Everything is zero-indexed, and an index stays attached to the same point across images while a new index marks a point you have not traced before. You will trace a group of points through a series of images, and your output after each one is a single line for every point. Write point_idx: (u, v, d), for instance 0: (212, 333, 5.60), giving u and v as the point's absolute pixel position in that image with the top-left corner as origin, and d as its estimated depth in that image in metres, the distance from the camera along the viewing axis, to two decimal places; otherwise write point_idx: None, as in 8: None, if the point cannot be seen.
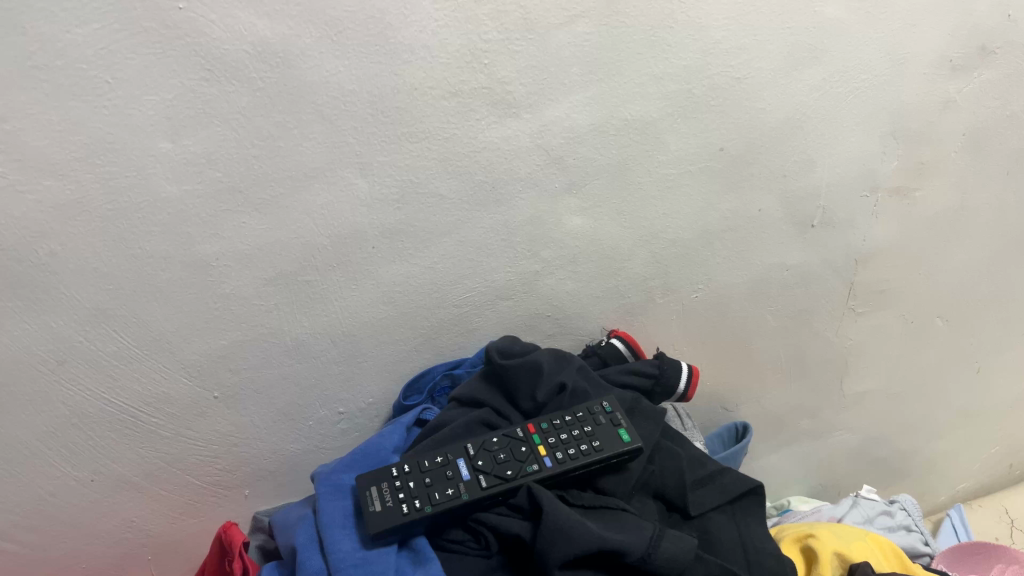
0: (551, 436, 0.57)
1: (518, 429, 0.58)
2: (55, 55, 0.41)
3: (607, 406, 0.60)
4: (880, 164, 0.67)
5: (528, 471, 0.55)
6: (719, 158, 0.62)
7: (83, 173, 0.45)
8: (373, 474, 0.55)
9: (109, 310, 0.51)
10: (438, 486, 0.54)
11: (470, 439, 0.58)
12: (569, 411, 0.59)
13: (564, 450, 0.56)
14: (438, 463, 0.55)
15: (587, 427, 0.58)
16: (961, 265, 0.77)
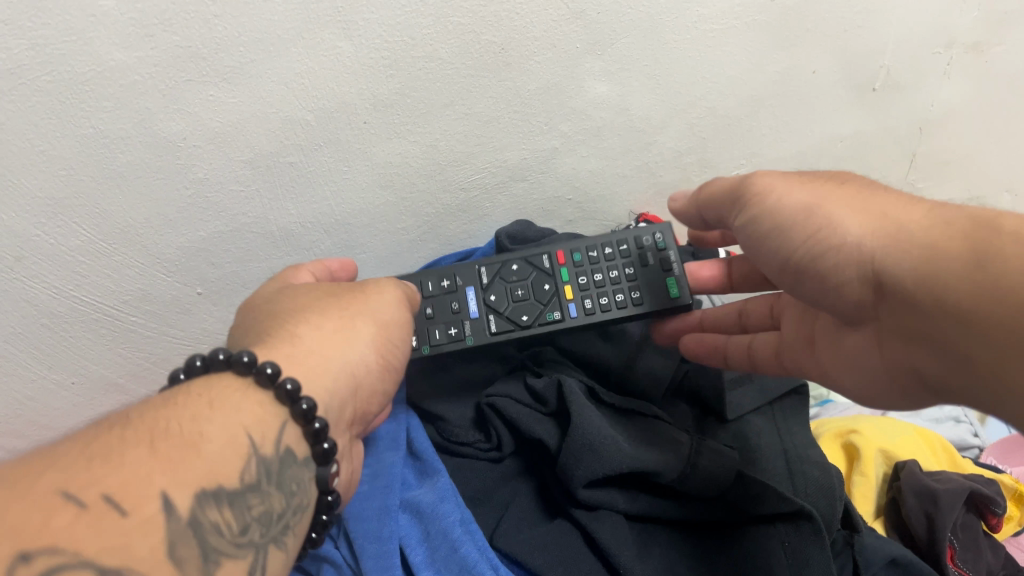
0: (580, 276, 0.54)
1: (545, 254, 0.55)
2: None
3: (660, 239, 0.55)
4: (959, 17, 0.56)
5: (545, 318, 0.53)
6: (771, 10, 0.53)
7: (11, 39, 0.38)
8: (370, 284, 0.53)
9: (66, 200, 0.45)
10: (448, 309, 0.53)
11: (489, 262, 0.54)
12: (609, 241, 0.55)
13: (593, 300, 0.54)
14: (446, 299, 0.53)
15: (627, 272, 0.54)
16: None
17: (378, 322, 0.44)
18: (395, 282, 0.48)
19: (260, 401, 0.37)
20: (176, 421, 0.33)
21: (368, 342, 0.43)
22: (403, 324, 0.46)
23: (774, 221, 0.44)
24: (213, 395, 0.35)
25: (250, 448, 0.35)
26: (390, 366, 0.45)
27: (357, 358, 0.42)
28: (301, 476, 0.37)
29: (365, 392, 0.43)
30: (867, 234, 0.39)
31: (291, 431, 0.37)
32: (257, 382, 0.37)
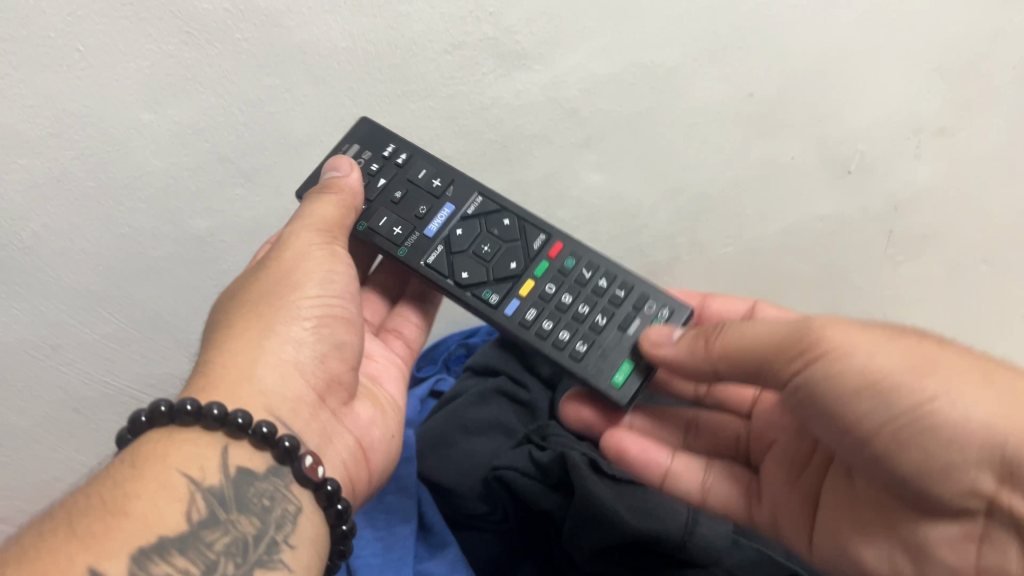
0: (547, 284, 0.46)
1: (537, 238, 0.47)
2: (20, 26, 0.38)
3: (664, 315, 0.45)
4: (924, 103, 0.61)
5: (476, 295, 0.45)
6: (748, 105, 0.58)
7: (62, 149, 0.42)
8: (369, 135, 0.47)
9: (102, 293, 0.49)
10: (423, 192, 0.48)
11: (487, 194, 0.48)
12: (604, 271, 0.47)
13: (541, 319, 0.45)
14: (424, 175, 0.48)
15: (597, 318, 0.45)
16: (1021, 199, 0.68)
17: (308, 296, 0.41)
18: (320, 200, 0.43)
19: (188, 439, 0.34)
20: (104, 492, 0.31)
21: (300, 317, 0.40)
22: (347, 284, 0.43)
23: (868, 376, 0.34)
24: (140, 451, 0.33)
25: (188, 486, 0.32)
26: (336, 319, 0.41)
27: (293, 335, 0.39)
28: (272, 486, 0.35)
29: (320, 365, 0.40)
30: (991, 412, 0.31)
31: (241, 449, 0.35)
32: (181, 424, 0.34)
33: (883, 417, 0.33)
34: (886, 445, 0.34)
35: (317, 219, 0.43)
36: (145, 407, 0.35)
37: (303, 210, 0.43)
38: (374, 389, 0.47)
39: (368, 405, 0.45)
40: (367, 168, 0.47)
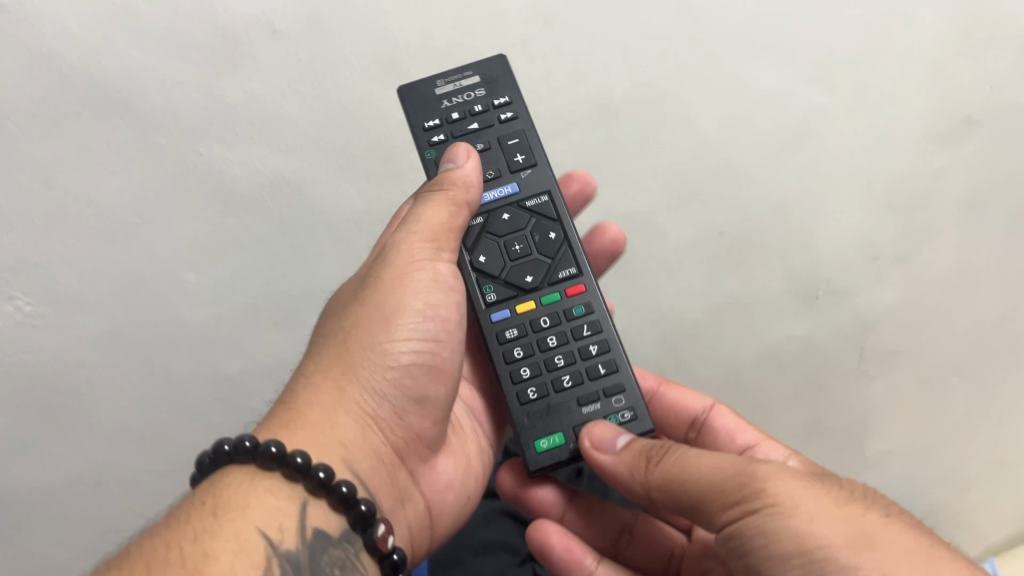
0: (543, 316, 0.41)
1: (565, 268, 0.42)
2: (86, 203, 0.47)
3: (623, 418, 0.38)
4: (881, 232, 0.64)
5: (477, 285, 0.41)
6: (720, 242, 0.63)
7: (113, 305, 0.49)
8: (488, 73, 0.45)
9: (140, 433, 0.53)
10: (503, 156, 0.43)
11: (555, 198, 0.43)
12: (604, 337, 0.40)
13: (513, 343, 0.40)
14: (510, 141, 0.44)
15: (564, 380, 0.39)
16: (983, 314, 0.67)
17: (403, 336, 0.36)
18: (435, 198, 0.39)
19: (271, 489, 0.30)
20: (175, 545, 0.26)
21: (385, 362, 0.35)
22: (445, 314, 0.37)
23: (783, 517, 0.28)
24: (219, 497, 0.29)
25: (266, 551, 0.28)
26: (429, 363, 0.36)
27: (375, 381, 0.35)
28: (344, 554, 0.30)
29: (401, 421, 0.36)
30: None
31: (319, 511, 0.30)
32: (262, 467, 0.30)
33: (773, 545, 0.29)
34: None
35: (426, 227, 0.38)
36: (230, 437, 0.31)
37: (412, 215, 0.39)
38: (462, 437, 0.42)
39: (453, 460, 0.40)
40: (470, 107, 0.44)
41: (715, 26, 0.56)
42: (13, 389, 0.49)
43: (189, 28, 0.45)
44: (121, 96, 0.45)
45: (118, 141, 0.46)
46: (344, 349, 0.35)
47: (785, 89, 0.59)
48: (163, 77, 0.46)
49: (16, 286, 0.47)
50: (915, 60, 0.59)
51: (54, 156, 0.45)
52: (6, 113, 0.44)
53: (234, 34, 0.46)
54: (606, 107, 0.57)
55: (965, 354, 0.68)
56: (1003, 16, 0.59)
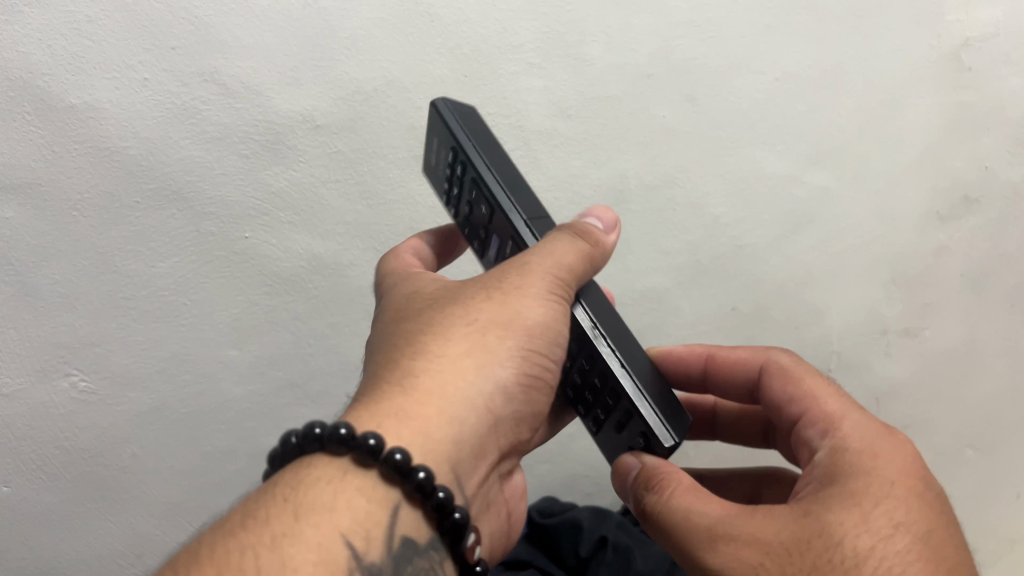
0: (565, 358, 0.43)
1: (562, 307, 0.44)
2: (141, 286, 0.51)
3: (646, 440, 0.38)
4: (888, 309, 0.67)
5: None
6: (732, 316, 0.66)
7: (161, 382, 0.53)
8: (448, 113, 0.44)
9: (181, 503, 0.57)
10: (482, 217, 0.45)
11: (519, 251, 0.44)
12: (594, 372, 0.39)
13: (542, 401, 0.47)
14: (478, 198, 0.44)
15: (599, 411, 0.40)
16: (991, 388, 0.71)
17: (538, 350, 0.39)
18: (564, 240, 0.41)
19: (363, 489, 0.32)
20: (263, 549, 0.28)
21: (520, 375, 0.38)
22: (572, 341, 0.41)
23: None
24: (304, 497, 0.31)
25: (350, 562, 0.30)
26: (542, 380, 0.40)
27: (506, 392, 0.38)
28: (428, 564, 0.33)
29: (513, 427, 0.39)
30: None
31: (409, 515, 0.33)
32: (357, 464, 0.33)
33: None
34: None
35: (554, 240, 0.40)
36: (319, 427, 0.33)
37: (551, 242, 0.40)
38: (537, 442, 0.47)
39: (525, 466, 0.45)
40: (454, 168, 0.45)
41: (718, 114, 0.58)
42: (65, 462, 0.52)
43: (239, 125, 0.49)
44: (177, 187, 0.49)
45: (173, 228, 0.50)
46: (447, 354, 0.37)
47: (790, 172, 0.61)
48: (216, 170, 0.50)
49: (74, 363, 0.50)
50: (914, 145, 0.61)
51: (115, 242, 0.49)
52: (74, 204, 0.48)
53: (279, 129, 0.50)
54: (622, 191, 0.60)
55: (971, 425, 0.73)
56: (992, 101, 0.61)
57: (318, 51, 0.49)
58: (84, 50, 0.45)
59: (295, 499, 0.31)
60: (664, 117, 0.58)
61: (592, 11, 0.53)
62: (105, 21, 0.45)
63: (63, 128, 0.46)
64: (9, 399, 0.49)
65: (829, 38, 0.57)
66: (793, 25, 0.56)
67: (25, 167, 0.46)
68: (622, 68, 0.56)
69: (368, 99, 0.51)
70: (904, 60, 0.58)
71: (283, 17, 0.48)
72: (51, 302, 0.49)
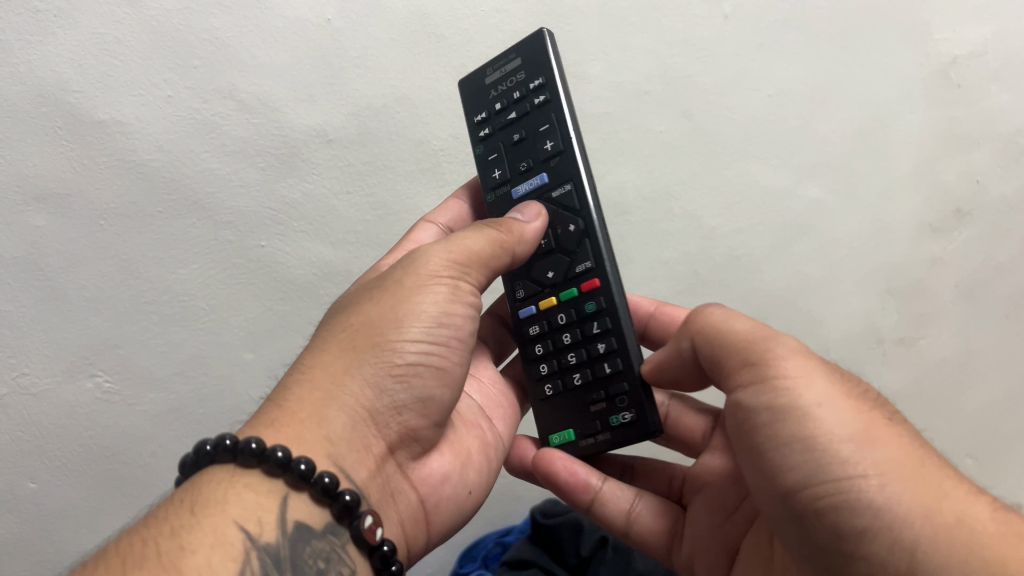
0: (562, 312, 0.46)
1: (581, 262, 0.45)
2: (162, 291, 0.54)
3: (623, 419, 0.42)
4: (883, 319, 0.66)
5: (511, 285, 0.48)
6: None
7: (180, 383, 0.56)
8: (534, 54, 0.47)
9: None
10: (537, 144, 0.47)
11: (577, 184, 0.45)
12: (616, 333, 0.44)
13: (544, 346, 0.46)
14: (543, 127, 0.47)
15: (575, 378, 0.45)
16: (986, 400, 0.69)
17: (412, 338, 0.39)
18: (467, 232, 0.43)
19: (252, 483, 0.33)
20: (157, 545, 0.29)
21: (391, 364, 0.38)
22: (459, 323, 0.40)
23: (809, 446, 0.32)
24: (199, 495, 0.32)
25: (245, 544, 0.30)
26: (432, 370, 0.39)
27: (382, 383, 0.38)
28: (328, 545, 0.33)
29: (398, 417, 0.38)
30: (929, 513, 0.30)
31: (300, 502, 0.33)
32: (244, 463, 0.34)
33: (805, 476, 0.32)
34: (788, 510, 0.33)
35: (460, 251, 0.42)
36: (209, 441, 0.34)
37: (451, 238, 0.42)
38: (465, 434, 0.45)
39: (448, 457, 0.43)
40: (511, 94, 0.48)
41: (713, 130, 0.60)
42: (88, 460, 0.55)
43: (256, 139, 0.53)
44: (197, 198, 0.53)
45: (193, 237, 0.53)
46: (332, 358, 0.38)
47: (785, 185, 0.62)
48: (234, 182, 0.53)
49: (98, 365, 0.53)
50: (903, 159, 0.63)
51: (140, 249, 0.52)
52: (100, 214, 0.51)
53: (295, 143, 0.53)
54: (621, 202, 0.62)
55: (968, 433, 0.70)
56: (985, 115, 0.62)
57: (330, 69, 0.53)
58: (112, 70, 0.50)
59: (187, 498, 0.32)
60: (661, 132, 0.60)
61: (591, 32, 0.57)
62: (131, 42, 0.50)
63: (92, 142, 0.50)
64: (37, 398, 0.52)
65: (819, 54, 0.60)
66: (782, 43, 0.59)
67: (58, 180, 0.50)
68: (620, 86, 0.59)
69: (378, 115, 0.54)
70: (894, 79, 0.61)
71: (296, 37, 0.52)
72: (78, 306, 0.52)
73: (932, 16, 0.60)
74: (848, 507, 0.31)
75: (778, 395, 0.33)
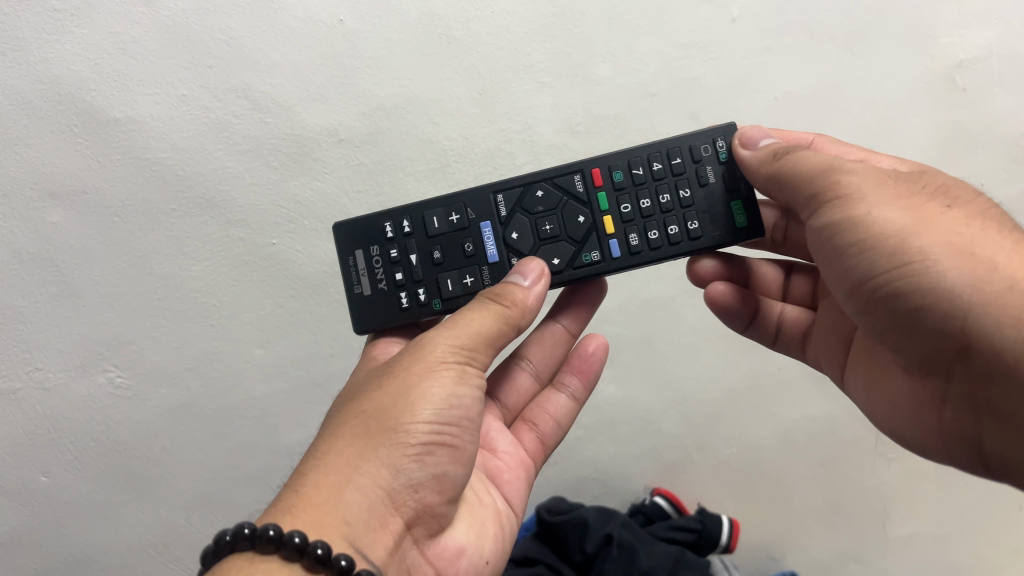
0: (621, 205, 0.44)
1: (575, 181, 0.45)
2: (175, 288, 0.55)
3: (721, 147, 0.43)
4: None
5: (581, 264, 0.43)
6: None
7: (191, 378, 0.56)
8: (353, 229, 0.45)
9: (206, 496, 0.58)
10: (450, 231, 0.45)
11: (501, 187, 0.45)
12: (649, 157, 0.44)
13: (647, 230, 0.43)
14: (434, 224, 0.45)
15: (680, 194, 0.43)
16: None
17: (424, 421, 0.36)
18: (474, 307, 0.40)
19: (270, 571, 0.31)
20: None
21: (406, 446, 0.35)
22: (468, 403, 0.38)
23: (888, 245, 0.34)
24: None
25: None
26: (446, 447, 0.37)
27: (395, 463, 0.35)
28: None
29: (415, 494, 0.35)
30: (978, 285, 0.32)
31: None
32: (262, 549, 0.32)
33: (864, 273, 0.35)
34: (866, 296, 0.35)
35: (465, 330, 0.39)
36: (228, 529, 0.32)
37: (455, 320, 0.39)
38: (479, 504, 0.42)
39: (465, 527, 0.40)
40: (388, 256, 0.44)
41: None
42: (99, 454, 0.55)
43: (269, 138, 0.54)
44: (209, 196, 0.54)
45: (205, 234, 0.54)
46: (342, 444, 0.35)
47: None
48: (246, 180, 0.54)
49: (110, 360, 0.54)
50: (908, 161, 0.61)
51: (152, 247, 0.53)
52: (115, 210, 0.53)
53: (306, 142, 0.54)
54: None
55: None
56: (988, 120, 0.61)
57: (343, 70, 0.54)
58: (128, 68, 0.52)
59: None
60: (667, 132, 0.59)
61: (600, 33, 0.57)
62: (145, 42, 0.52)
63: (107, 140, 0.52)
64: (50, 392, 0.53)
65: (824, 55, 0.60)
66: (788, 45, 0.60)
67: (72, 175, 0.52)
68: (628, 87, 0.58)
69: (390, 115, 0.55)
70: (899, 82, 0.61)
71: (308, 37, 0.53)
72: (92, 301, 0.53)
73: (937, 20, 0.60)
74: (910, 288, 0.33)
75: (835, 207, 0.36)
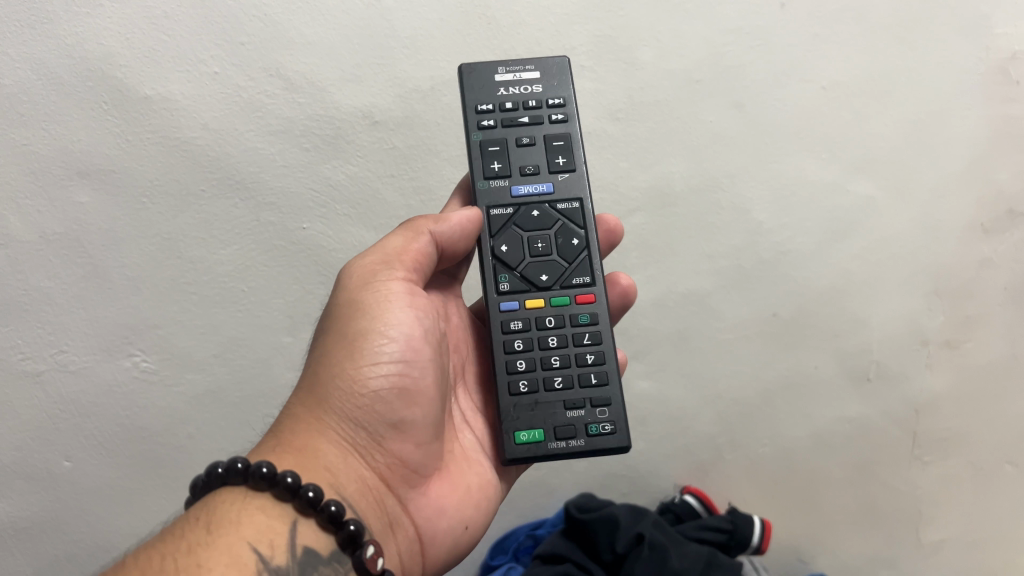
0: (550, 316, 0.42)
1: (580, 275, 0.43)
2: (203, 272, 0.53)
3: (603, 430, 0.39)
4: (928, 319, 0.60)
5: (493, 271, 0.42)
6: (773, 323, 0.61)
7: (217, 365, 0.55)
8: (552, 67, 0.46)
9: None
10: (546, 155, 0.44)
11: (586, 206, 0.44)
12: (605, 350, 0.42)
13: (521, 361, 0.40)
14: (556, 142, 0.44)
15: (557, 381, 0.40)
16: None
17: (376, 365, 0.37)
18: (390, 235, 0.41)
19: (263, 506, 0.32)
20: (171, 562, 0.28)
21: (358, 394, 0.37)
22: (416, 339, 0.39)
23: None
24: (214, 516, 0.31)
25: (258, 566, 0.30)
26: (402, 392, 0.37)
27: (349, 412, 0.37)
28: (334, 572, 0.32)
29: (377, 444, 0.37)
30: None
31: (307, 527, 0.32)
32: (255, 487, 0.32)
33: None
34: None
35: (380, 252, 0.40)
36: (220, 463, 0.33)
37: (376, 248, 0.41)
38: (463, 464, 0.41)
39: (446, 483, 0.40)
40: (524, 99, 0.45)
41: (767, 122, 0.58)
42: (123, 439, 0.54)
43: (303, 118, 0.53)
44: (241, 177, 0.53)
45: (235, 217, 0.53)
46: (304, 399, 0.38)
47: (833, 180, 0.59)
48: (278, 162, 0.53)
49: (136, 344, 0.53)
50: (956, 155, 0.59)
51: (181, 229, 0.53)
52: (143, 191, 0.52)
53: (341, 125, 0.53)
54: (667, 192, 0.58)
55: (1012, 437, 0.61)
56: None
57: (379, 50, 0.53)
58: (158, 44, 0.51)
59: (201, 517, 0.31)
60: (712, 122, 0.58)
61: (644, 17, 0.56)
62: (176, 17, 0.51)
63: (137, 118, 0.51)
64: (76, 375, 0.53)
65: (876, 44, 0.58)
66: (837, 32, 0.57)
67: (101, 155, 0.51)
68: (672, 73, 0.57)
69: (426, 97, 0.53)
70: (952, 72, 0.58)
71: (345, 16, 0.52)
72: (119, 283, 0.52)
73: (992, 11, 0.58)
74: None
75: None
